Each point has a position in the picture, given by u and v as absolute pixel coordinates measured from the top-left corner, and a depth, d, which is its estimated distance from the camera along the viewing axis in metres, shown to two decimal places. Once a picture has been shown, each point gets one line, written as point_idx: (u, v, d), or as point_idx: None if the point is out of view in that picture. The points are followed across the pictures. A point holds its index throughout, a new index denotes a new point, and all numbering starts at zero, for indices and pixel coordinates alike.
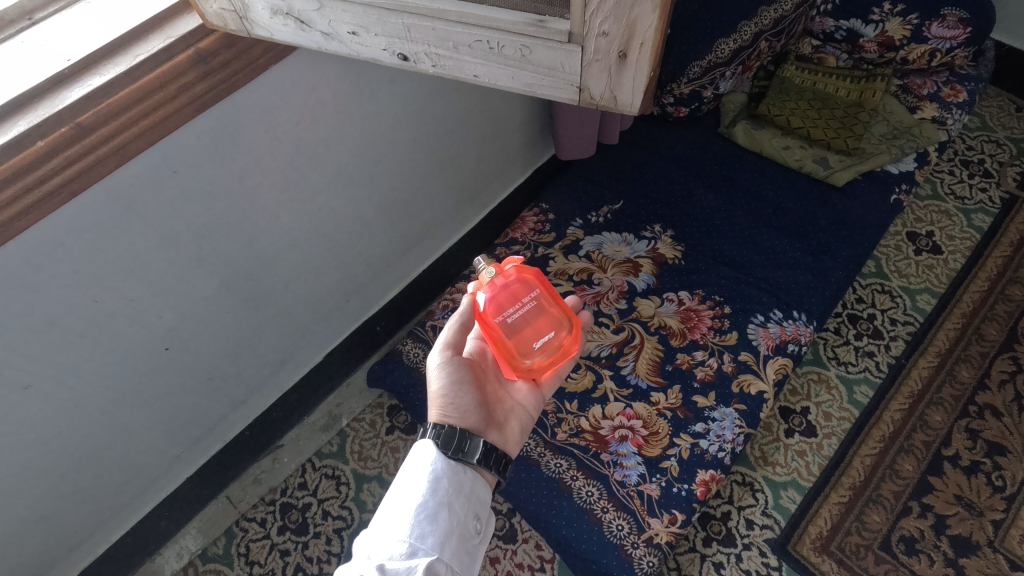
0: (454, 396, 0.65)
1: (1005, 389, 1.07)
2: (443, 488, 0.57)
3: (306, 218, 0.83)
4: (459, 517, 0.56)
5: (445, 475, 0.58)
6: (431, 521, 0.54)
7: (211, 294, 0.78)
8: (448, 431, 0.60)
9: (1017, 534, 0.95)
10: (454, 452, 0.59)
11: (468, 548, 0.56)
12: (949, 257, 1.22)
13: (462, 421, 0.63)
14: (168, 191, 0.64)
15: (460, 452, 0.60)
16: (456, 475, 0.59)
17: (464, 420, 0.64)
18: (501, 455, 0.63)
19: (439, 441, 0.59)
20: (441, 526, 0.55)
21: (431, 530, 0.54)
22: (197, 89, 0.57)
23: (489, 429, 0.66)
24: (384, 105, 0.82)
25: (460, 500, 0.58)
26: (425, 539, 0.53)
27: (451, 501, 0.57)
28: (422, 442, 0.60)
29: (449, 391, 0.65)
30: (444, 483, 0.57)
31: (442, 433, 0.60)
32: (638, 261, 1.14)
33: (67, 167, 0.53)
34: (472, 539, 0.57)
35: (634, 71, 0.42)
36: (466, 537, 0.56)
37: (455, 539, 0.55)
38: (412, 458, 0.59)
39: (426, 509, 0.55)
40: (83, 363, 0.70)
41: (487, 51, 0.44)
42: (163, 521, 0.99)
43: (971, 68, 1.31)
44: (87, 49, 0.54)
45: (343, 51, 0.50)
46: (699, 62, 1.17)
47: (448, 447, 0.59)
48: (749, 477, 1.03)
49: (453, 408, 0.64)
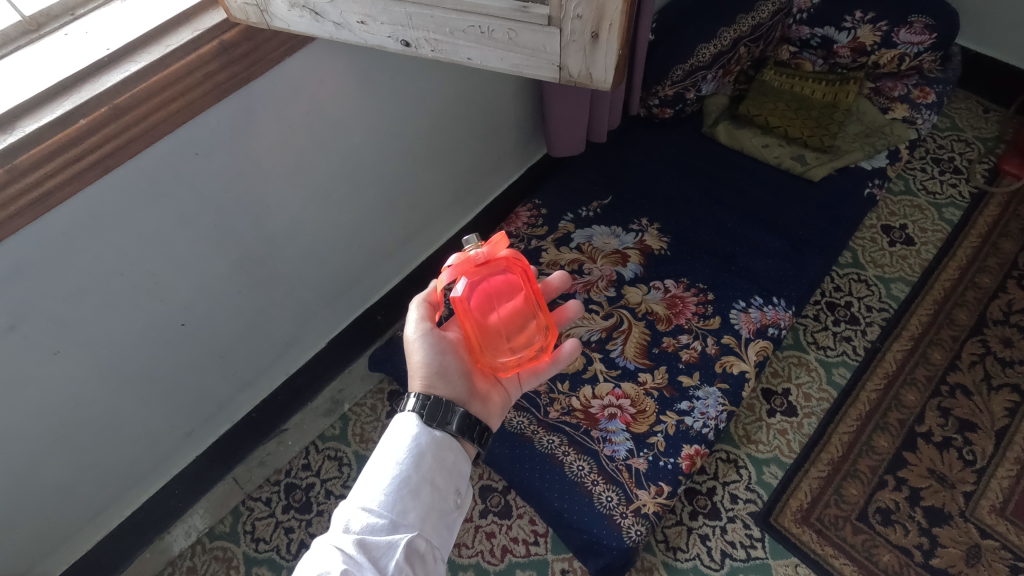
0: (441, 367, 0.70)
1: (975, 369, 1.13)
2: (426, 463, 0.62)
3: (314, 205, 0.89)
4: (440, 492, 0.61)
5: (429, 450, 0.63)
6: (413, 497, 0.59)
7: (225, 273, 0.84)
8: (434, 403, 0.65)
9: (987, 505, 1.00)
10: (438, 424, 0.65)
11: (446, 522, 0.61)
12: (921, 248, 1.28)
13: (448, 390, 0.69)
14: (190, 171, 0.70)
15: (443, 423, 0.65)
16: (440, 450, 0.64)
17: (450, 389, 0.70)
18: (482, 429, 0.70)
19: (422, 412, 0.64)
20: (422, 502, 0.59)
21: (412, 506, 0.59)
22: (221, 77, 0.64)
23: (472, 400, 0.72)
24: (386, 101, 0.88)
25: (441, 475, 0.63)
26: (406, 514, 0.58)
27: (433, 476, 0.62)
28: (405, 413, 0.65)
29: (434, 361, 0.70)
30: (427, 459, 0.62)
31: (426, 405, 0.65)
32: (626, 252, 1.20)
33: (104, 144, 0.59)
34: (450, 514, 0.62)
35: (605, 50, 0.49)
36: (446, 512, 0.61)
37: (435, 515, 0.60)
38: (397, 429, 0.64)
39: (409, 484, 0.60)
40: (107, 333, 0.75)
41: (479, 35, 0.51)
42: (173, 499, 1.03)
43: (939, 72, 1.39)
44: (123, 39, 0.60)
45: (352, 39, 0.56)
46: (682, 65, 1.25)
47: (432, 419, 0.65)
48: (733, 455, 1.08)
49: (440, 377, 0.69)
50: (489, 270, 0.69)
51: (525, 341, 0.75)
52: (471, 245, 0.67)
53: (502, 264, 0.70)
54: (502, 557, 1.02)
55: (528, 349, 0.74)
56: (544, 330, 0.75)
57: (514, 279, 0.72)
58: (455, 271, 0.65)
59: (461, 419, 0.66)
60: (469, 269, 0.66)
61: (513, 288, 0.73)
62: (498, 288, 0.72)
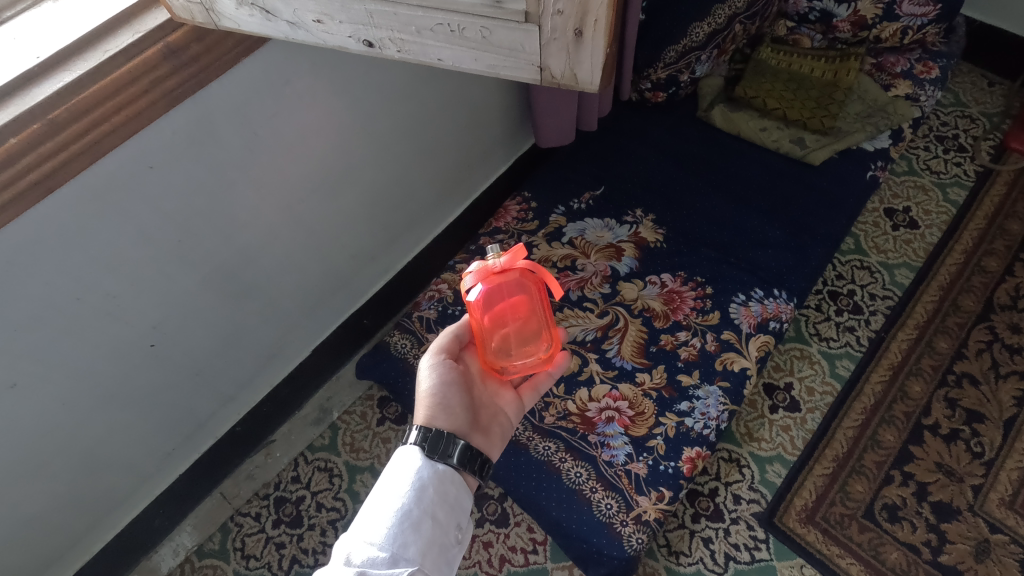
0: (444, 398, 0.68)
1: (982, 357, 1.10)
2: (428, 496, 0.58)
3: (286, 213, 0.84)
4: (442, 527, 0.57)
5: (431, 484, 0.59)
6: (414, 530, 0.55)
7: (195, 289, 0.79)
8: (435, 434, 0.63)
9: (996, 498, 0.98)
10: (439, 457, 0.62)
11: (447, 558, 0.57)
12: (926, 231, 1.24)
13: (450, 423, 0.66)
14: (145, 185, 0.65)
15: (444, 456, 0.62)
16: (443, 484, 0.60)
17: (452, 422, 0.67)
18: (483, 461, 0.66)
19: (424, 445, 0.62)
20: (424, 536, 0.55)
21: (413, 540, 0.55)
22: (170, 83, 0.58)
23: (473, 432, 0.69)
24: (359, 98, 0.82)
25: (444, 509, 0.59)
26: (407, 548, 0.54)
27: (435, 510, 0.58)
28: (407, 447, 0.62)
29: (439, 393, 0.68)
30: (429, 492, 0.59)
31: (428, 437, 0.62)
32: (620, 245, 1.15)
33: (41, 164, 0.53)
34: (452, 549, 0.58)
35: (590, 49, 0.44)
36: (447, 547, 0.57)
37: (436, 549, 0.56)
38: (399, 463, 0.61)
39: (410, 518, 0.56)
40: (69, 360, 0.70)
41: (449, 34, 0.45)
42: (158, 519, 1.00)
43: (942, 44, 1.32)
44: (55, 46, 0.54)
45: (309, 40, 0.51)
46: (675, 46, 1.18)
47: (433, 451, 0.62)
48: (735, 454, 1.05)
49: (442, 409, 0.67)
50: (507, 282, 0.69)
51: (531, 351, 0.74)
52: (494, 254, 0.67)
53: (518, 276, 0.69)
54: (501, 567, 0.99)
55: (536, 359, 0.74)
56: (553, 343, 0.75)
57: (532, 295, 0.72)
58: (475, 278, 0.66)
59: (463, 452, 0.63)
60: (488, 277, 0.66)
61: (530, 307, 0.73)
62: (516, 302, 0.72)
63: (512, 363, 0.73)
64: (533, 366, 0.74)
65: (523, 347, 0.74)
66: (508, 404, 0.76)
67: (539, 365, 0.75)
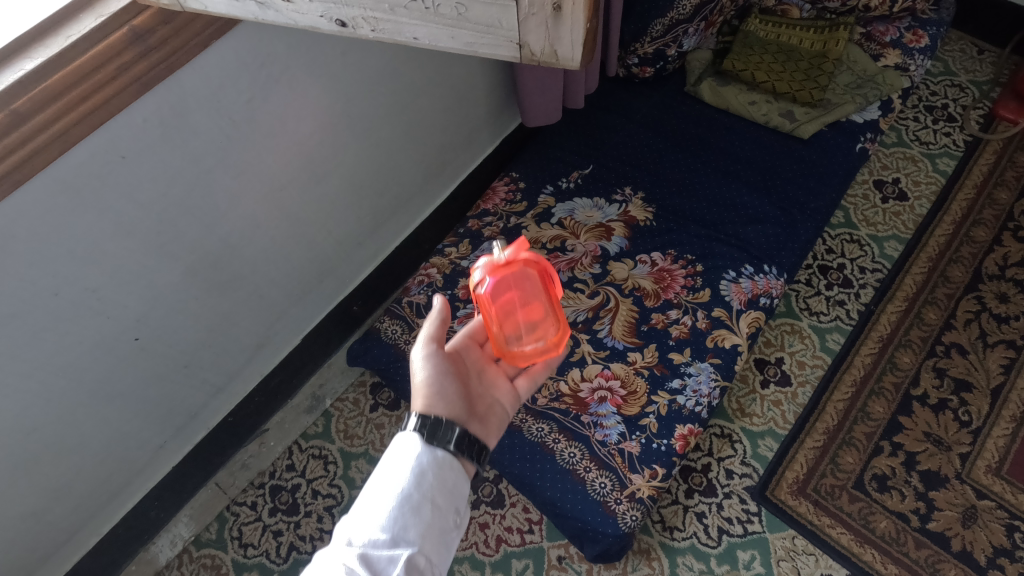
0: (441, 388, 0.68)
1: (971, 327, 1.10)
2: (428, 480, 0.58)
3: (268, 200, 0.82)
4: (441, 510, 0.57)
5: (432, 468, 0.59)
6: (414, 514, 0.55)
7: (178, 280, 0.77)
8: (433, 420, 0.62)
9: (983, 465, 0.99)
10: (439, 442, 0.61)
11: (445, 541, 0.57)
12: (915, 203, 1.24)
13: (448, 410, 0.66)
14: (119, 175, 0.63)
15: (443, 441, 0.62)
16: (443, 469, 0.60)
17: (450, 409, 0.67)
18: (480, 447, 0.65)
19: (423, 431, 0.61)
20: (423, 519, 0.56)
21: (413, 523, 0.55)
22: (138, 68, 0.56)
23: (470, 420, 0.69)
24: (337, 79, 0.80)
25: (444, 493, 0.59)
26: (407, 530, 0.54)
27: (435, 494, 0.58)
28: (405, 434, 0.61)
29: (435, 383, 0.68)
30: (429, 476, 0.58)
31: (426, 423, 0.62)
32: (610, 224, 1.14)
33: (7, 158, 0.51)
34: (450, 532, 0.58)
35: (570, 24, 0.42)
36: (446, 530, 0.57)
37: (435, 533, 0.56)
38: (400, 447, 0.60)
39: (410, 502, 0.56)
40: (51, 357, 0.69)
41: (424, 11, 0.43)
42: (154, 510, 1.00)
43: (932, 12, 1.30)
44: (13, 33, 0.52)
45: (280, 20, 0.49)
46: (662, 19, 1.15)
47: (432, 437, 0.61)
48: (727, 429, 1.05)
49: (440, 397, 0.66)
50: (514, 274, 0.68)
51: (541, 336, 0.72)
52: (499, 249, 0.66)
53: (524, 266, 0.68)
54: (497, 547, 1.00)
55: (546, 344, 0.72)
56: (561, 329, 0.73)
57: (541, 286, 0.71)
58: (484, 272, 0.66)
59: (459, 438, 0.62)
60: (495, 271, 0.66)
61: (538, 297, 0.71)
62: (522, 293, 0.70)
63: (522, 349, 0.72)
64: (544, 352, 0.73)
65: (532, 332, 0.72)
66: (502, 395, 0.76)
67: (551, 350, 0.73)
